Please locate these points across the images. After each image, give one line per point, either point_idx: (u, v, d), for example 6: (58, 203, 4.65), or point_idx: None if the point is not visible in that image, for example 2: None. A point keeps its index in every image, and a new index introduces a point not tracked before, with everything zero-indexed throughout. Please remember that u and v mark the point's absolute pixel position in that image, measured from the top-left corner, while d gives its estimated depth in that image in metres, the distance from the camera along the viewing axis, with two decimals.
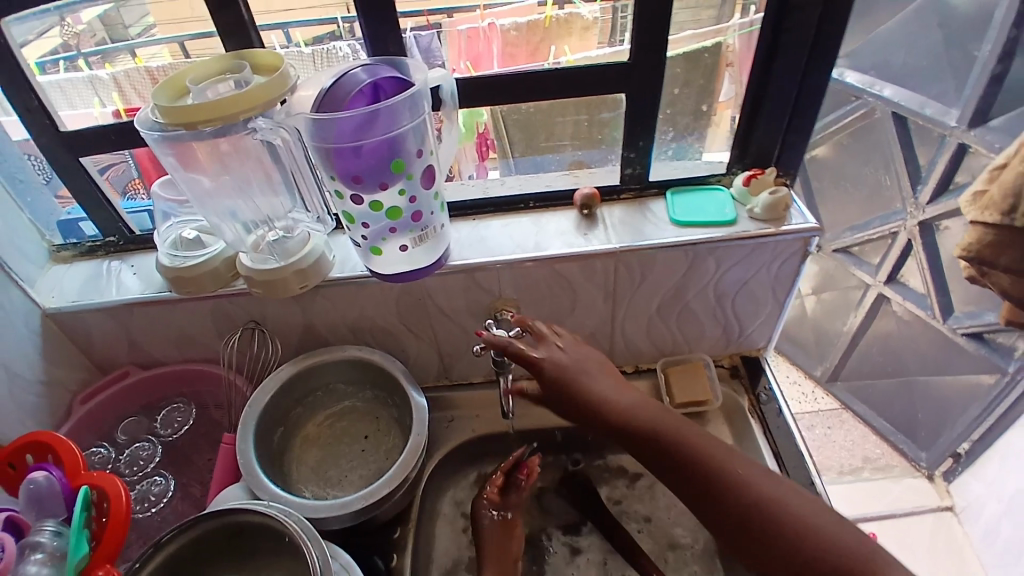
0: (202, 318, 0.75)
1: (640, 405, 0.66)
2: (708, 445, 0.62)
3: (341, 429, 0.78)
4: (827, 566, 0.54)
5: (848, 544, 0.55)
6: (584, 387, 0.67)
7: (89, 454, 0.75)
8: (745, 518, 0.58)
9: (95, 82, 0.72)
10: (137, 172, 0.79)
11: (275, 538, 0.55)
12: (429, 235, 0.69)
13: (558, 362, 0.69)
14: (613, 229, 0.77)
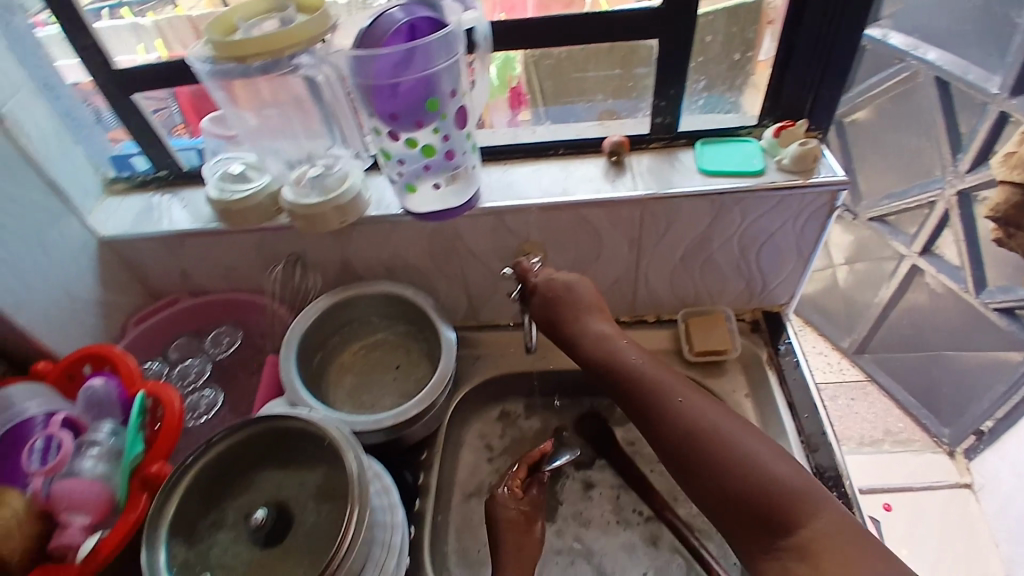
0: (247, 251, 0.79)
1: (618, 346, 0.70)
2: (667, 382, 0.65)
3: (374, 358, 0.83)
4: (769, 500, 0.54)
5: (799, 483, 0.55)
6: (569, 324, 0.72)
7: (143, 368, 0.79)
8: (696, 449, 0.60)
9: (137, 29, 0.76)
10: (180, 118, 0.84)
11: (314, 444, 0.59)
12: (460, 176, 0.72)
13: (548, 286, 0.75)
14: (641, 177, 0.78)
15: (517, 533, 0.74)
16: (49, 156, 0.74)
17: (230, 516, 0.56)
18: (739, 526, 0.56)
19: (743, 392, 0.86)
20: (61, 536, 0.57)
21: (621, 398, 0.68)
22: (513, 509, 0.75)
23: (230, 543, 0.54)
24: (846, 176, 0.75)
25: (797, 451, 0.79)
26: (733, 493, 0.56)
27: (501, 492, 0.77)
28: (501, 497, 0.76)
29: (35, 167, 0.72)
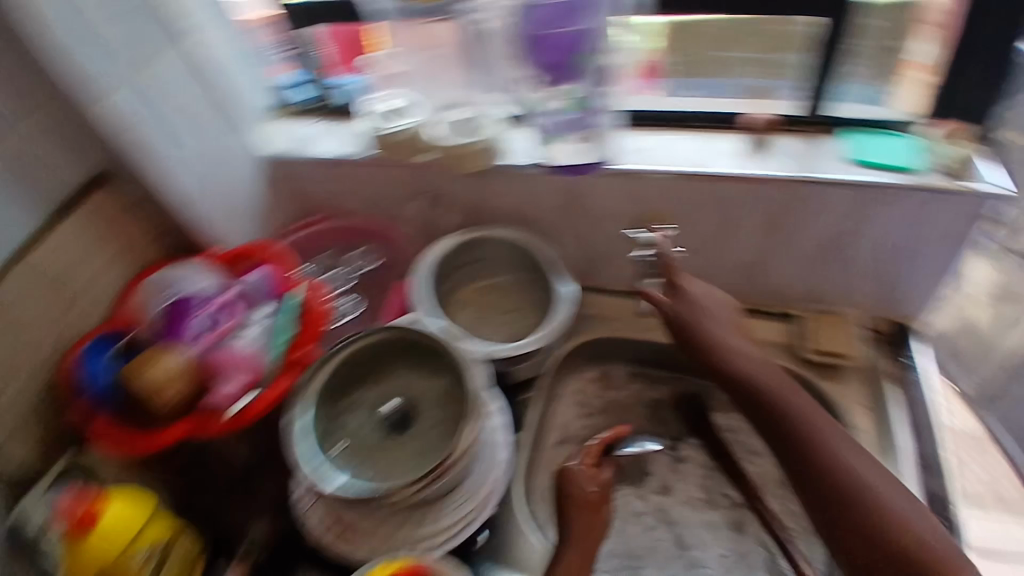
0: (392, 184, 0.84)
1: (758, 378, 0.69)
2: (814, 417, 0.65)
3: (490, 301, 0.88)
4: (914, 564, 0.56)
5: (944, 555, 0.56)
6: (713, 339, 0.72)
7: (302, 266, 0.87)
8: (845, 499, 0.60)
9: None
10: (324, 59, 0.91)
11: (439, 360, 0.65)
12: (594, 135, 0.75)
13: (690, 308, 0.74)
14: (784, 158, 0.75)
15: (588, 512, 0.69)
16: (230, 74, 0.82)
17: (365, 399, 0.66)
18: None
19: (860, 400, 0.81)
20: (217, 391, 0.67)
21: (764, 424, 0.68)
22: (589, 489, 0.70)
23: (362, 422, 0.65)
24: (1012, 187, 0.70)
25: (909, 467, 0.75)
26: (883, 552, 0.57)
27: (574, 468, 0.72)
28: (575, 474, 0.71)
29: (213, 83, 0.79)
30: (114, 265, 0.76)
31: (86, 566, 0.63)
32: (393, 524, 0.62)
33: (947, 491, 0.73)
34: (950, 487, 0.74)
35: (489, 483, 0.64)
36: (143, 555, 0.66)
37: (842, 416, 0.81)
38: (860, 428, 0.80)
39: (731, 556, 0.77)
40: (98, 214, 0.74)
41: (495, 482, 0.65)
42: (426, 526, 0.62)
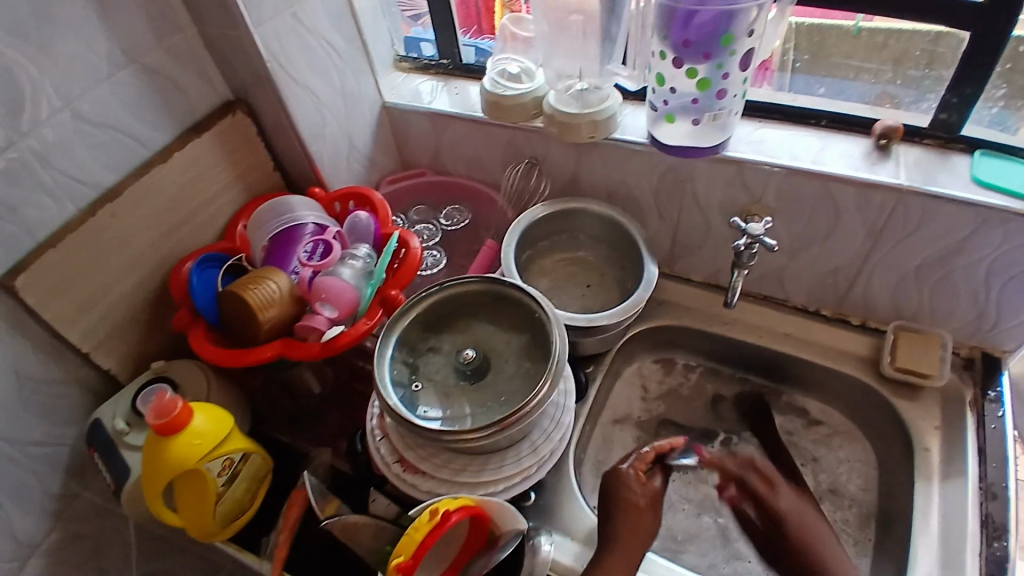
0: (497, 145, 0.88)
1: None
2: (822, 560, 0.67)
3: (570, 272, 0.89)
4: None
5: None
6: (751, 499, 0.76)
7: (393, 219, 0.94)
8: None
9: None
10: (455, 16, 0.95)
11: (524, 319, 0.68)
12: (720, 117, 0.73)
13: (801, 527, 0.71)
14: (905, 168, 0.74)
15: (633, 514, 0.68)
16: (369, 22, 0.88)
17: (447, 345, 0.68)
18: None
19: (934, 422, 0.79)
20: (312, 317, 0.68)
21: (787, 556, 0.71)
22: (636, 493, 0.69)
23: (441, 366, 0.66)
24: None
25: (973, 496, 0.73)
26: None
27: (625, 471, 0.71)
28: (625, 477, 0.71)
29: (356, 29, 0.86)
30: (231, 187, 0.82)
31: (166, 469, 0.60)
32: (454, 469, 0.63)
33: (1004, 517, 0.70)
34: (1010, 515, 0.70)
35: (552, 443, 0.66)
36: (219, 466, 0.64)
37: (911, 436, 0.79)
38: (928, 450, 0.77)
39: None
40: (224, 137, 0.78)
41: (557, 443, 0.66)
42: (485, 474, 0.63)
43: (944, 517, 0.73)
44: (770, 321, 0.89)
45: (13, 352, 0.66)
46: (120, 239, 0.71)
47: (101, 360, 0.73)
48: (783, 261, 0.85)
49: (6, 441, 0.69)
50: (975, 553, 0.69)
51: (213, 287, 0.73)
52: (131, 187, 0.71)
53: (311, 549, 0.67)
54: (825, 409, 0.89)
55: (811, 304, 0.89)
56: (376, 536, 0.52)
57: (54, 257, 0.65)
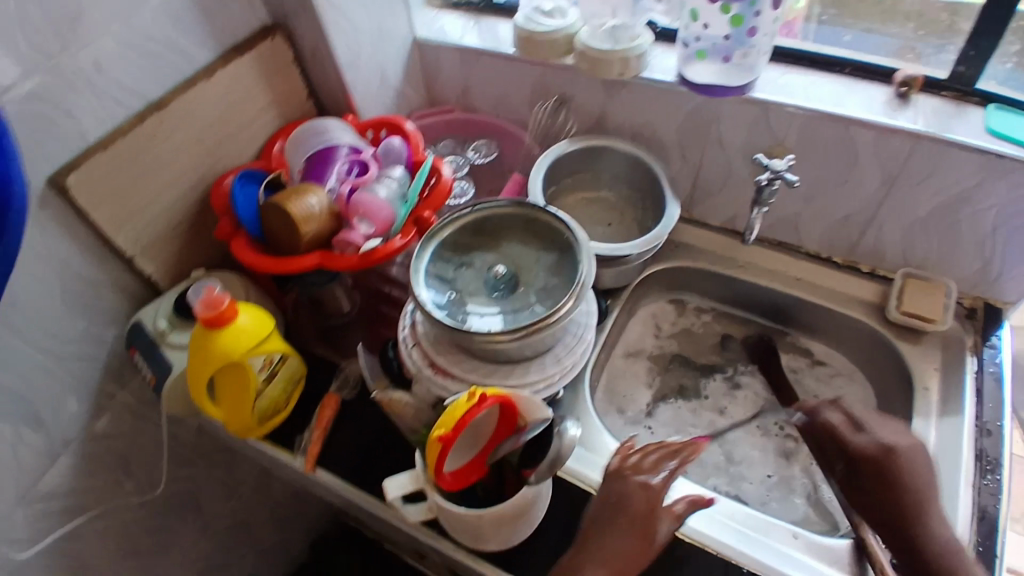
0: (527, 82, 0.90)
1: (939, 530, 0.62)
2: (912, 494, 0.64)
3: (590, 211, 0.92)
4: None
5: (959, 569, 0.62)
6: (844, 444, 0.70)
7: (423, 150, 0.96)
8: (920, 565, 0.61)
9: None
10: None
11: (552, 241, 0.71)
12: (750, 56, 0.77)
13: (891, 463, 0.66)
14: (922, 114, 0.77)
15: (642, 535, 0.59)
16: None
17: (478, 262, 0.70)
18: None
19: (933, 365, 0.83)
20: (349, 232, 0.71)
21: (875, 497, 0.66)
22: (653, 515, 0.60)
23: (473, 279, 0.69)
24: None
25: (968, 432, 0.76)
26: None
27: (648, 483, 0.62)
28: (647, 489, 0.62)
29: None
30: (268, 112, 0.83)
31: (213, 360, 0.63)
32: (482, 373, 0.67)
33: (999, 453, 0.74)
34: (1005, 452, 0.74)
35: (574, 356, 0.69)
36: (261, 363, 0.67)
37: (911, 375, 0.83)
38: (927, 389, 0.81)
39: (775, 477, 0.81)
40: (266, 59, 0.80)
41: (578, 358, 0.70)
42: (512, 379, 0.67)
43: (938, 450, 0.77)
44: (782, 265, 0.92)
45: (60, 251, 0.68)
46: (166, 149, 0.73)
47: (143, 266, 0.75)
48: (799, 206, 0.88)
49: (51, 338, 0.71)
50: (971, 484, 0.72)
51: (254, 201, 0.75)
52: (176, 100, 0.72)
53: (343, 446, 0.71)
54: (829, 352, 0.93)
55: (823, 252, 0.92)
56: (416, 416, 0.59)
57: (105, 160, 0.67)
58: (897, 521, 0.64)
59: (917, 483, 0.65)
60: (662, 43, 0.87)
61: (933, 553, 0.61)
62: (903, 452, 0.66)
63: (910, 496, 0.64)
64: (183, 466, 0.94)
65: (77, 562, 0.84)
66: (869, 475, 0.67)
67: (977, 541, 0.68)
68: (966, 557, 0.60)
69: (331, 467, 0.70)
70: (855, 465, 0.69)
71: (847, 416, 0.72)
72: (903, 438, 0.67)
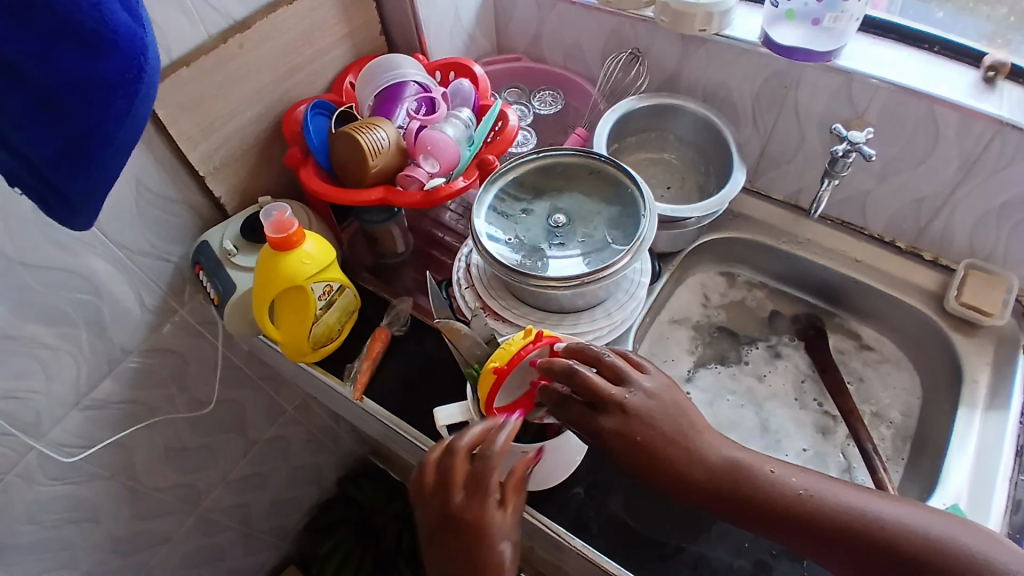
0: (601, 34, 0.89)
1: (717, 453, 0.56)
2: (613, 428, 0.55)
3: (649, 172, 0.91)
4: (738, 490, 0.55)
5: (727, 469, 0.56)
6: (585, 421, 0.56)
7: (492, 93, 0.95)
8: (735, 493, 0.55)
9: None
10: None
11: (611, 196, 0.71)
12: (841, 21, 0.74)
13: (633, 422, 0.55)
14: (1009, 100, 0.73)
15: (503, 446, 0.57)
16: None
17: (539, 209, 0.70)
18: (751, 516, 0.55)
19: (985, 359, 0.80)
20: (414, 169, 0.71)
21: (634, 463, 0.55)
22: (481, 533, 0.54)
23: (533, 225, 0.69)
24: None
25: (1015, 429, 0.74)
26: (755, 502, 0.55)
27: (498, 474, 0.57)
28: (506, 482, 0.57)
29: None
30: (342, 44, 0.83)
31: (277, 280, 0.65)
32: (534, 319, 0.68)
33: None
34: None
35: (625, 312, 0.69)
36: (321, 290, 0.68)
37: (961, 368, 0.81)
38: (977, 382, 0.79)
39: (810, 452, 0.82)
40: None
41: (629, 313, 0.70)
42: (563, 328, 0.68)
43: (980, 445, 0.75)
44: (841, 244, 0.91)
45: (138, 163, 0.70)
46: (245, 72, 0.74)
47: (214, 187, 0.77)
48: (870, 186, 0.85)
49: (124, 248, 0.74)
50: (1015, 475, 0.71)
51: (325, 133, 0.77)
52: (259, 23, 0.73)
53: (390, 378, 0.73)
54: (879, 337, 0.91)
55: (887, 235, 0.89)
56: (470, 349, 0.64)
57: (187, 77, 0.69)
58: (678, 472, 0.55)
59: (671, 426, 0.56)
60: (746, 4, 0.84)
61: (722, 475, 0.55)
62: (646, 411, 0.56)
63: (661, 449, 0.55)
64: (230, 386, 0.97)
65: (125, 465, 0.89)
66: (618, 451, 0.55)
67: (1010, 532, 0.67)
68: (743, 456, 0.57)
69: (379, 397, 0.72)
70: (599, 442, 0.56)
71: (587, 391, 0.55)
72: (655, 391, 0.57)
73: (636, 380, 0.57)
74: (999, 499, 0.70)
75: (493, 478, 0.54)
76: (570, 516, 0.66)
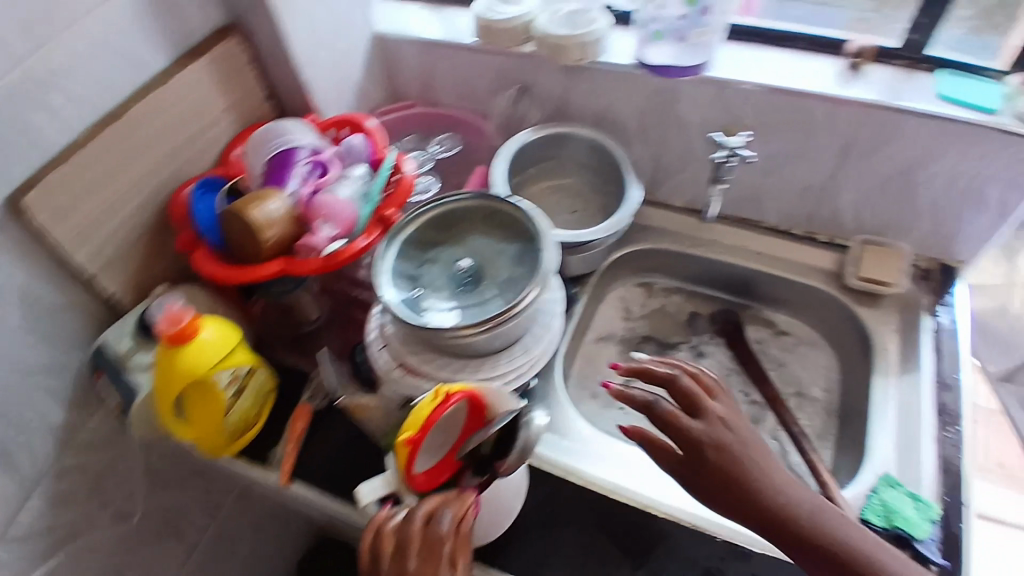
0: (488, 71, 0.90)
1: (794, 490, 0.57)
2: (707, 440, 0.59)
3: (555, 199, 0.93)
4: (798, 523, 0.55)
5: (793, 505, 0.56)
6: (682, 428, 0.60)
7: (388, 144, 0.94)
8: (793, 527, 0.55)
9: None
10: None
11: (513, 234, 0.72)
12: (704, 35, 0.79)
13: (722, 440, 0.59)
14: (877, 83, 0.78)
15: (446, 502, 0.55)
16: None
17: (443, 258, 0.71)
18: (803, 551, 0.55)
19: (890, 327, 0.85)
20: (312, 236, 0.69)
21: (713, 475, 0.57)
22: None
23: (437, 275, 0.69)
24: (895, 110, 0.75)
25: (931, 390, 0.78)
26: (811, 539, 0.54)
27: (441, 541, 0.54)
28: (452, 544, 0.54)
29: None
30: (226, 117, 0.82)
31: (177, 379, 0.62)
32: (452, 369, 0.67)
33: (958, 404, 0.77)
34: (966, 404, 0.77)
35: (543, 345, 0.70)
36: (228, 377, 0.66)
37: (871, 339, 0.85)
38: (886, 350, 0.83)
39: None
40: (222, 62, 0.79)
41: (547, 345, 0.70)
42: (482, 373, 0.67)
43: (900, 411, 0.79)
44: (745, 239, 0.94)
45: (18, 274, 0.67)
46: (123, 164, 0.71)
47: (106, 284, 0.74)
48: (757, 182, 0.89)
49: (16, 365, 0.69)
50: (934, 436, 0.75)
51: (215, 211, 0.74)
52: (132, 112, 0.71)
53: (316, 454, 0.71)
54: (794, 321, 0.95)
55: (782, 225, 0.94)
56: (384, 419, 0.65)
57: (59, 179, 0.66)
58: (755, 491, 0.56)
59: (756, 456, 0.58)
60: (619, 28, 0.88)
61: (797, 508, 0.56)
62: (735, 427, 0.60)
63: (740, 469, 0.57)
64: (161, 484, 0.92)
65: None
66: (703, 460, 0.58)
67: (944, 493, 0.70)
68: (818, 499, 0.57)
69: (311, 476, 0.69)
70: (689, 451, 0.59)
71: (689, 399, 0.62)
72: (730, 412, 0.61)
73: (726, 400, 0.63)
74: (928, 461, 0.73)
75: (440, 539, 0.54)
76: (527, 561, 0.65)
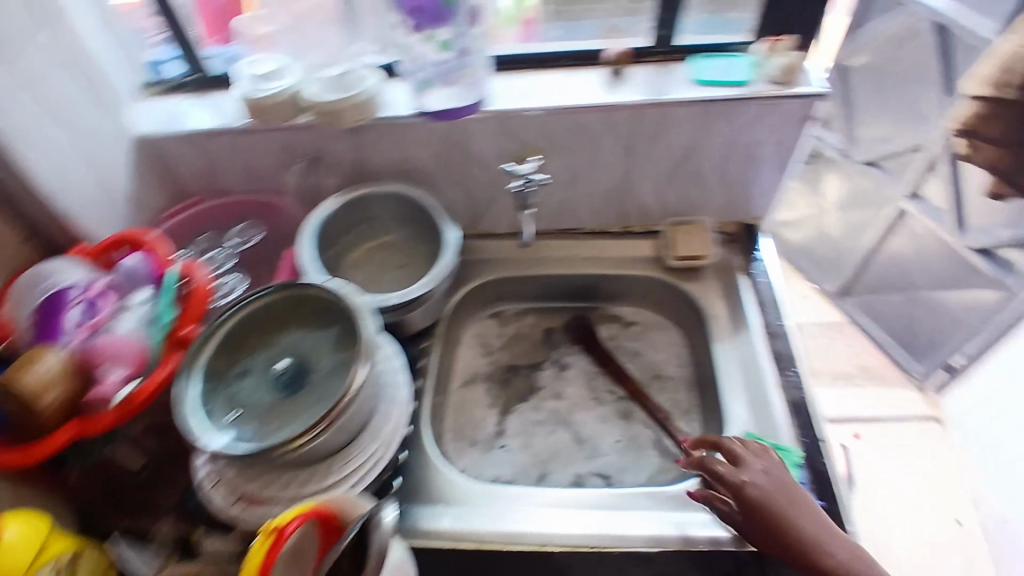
0: (274, 148, 0.86)
1: (821, 528, 0.62)
2: (756, 489, 0.65)
3: (380, 259, 0.91)
4: (811, 549, 0.60)
5: (812, 537, 0.61)
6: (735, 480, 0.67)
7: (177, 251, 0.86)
8: (804, 553, 0.60)
9: None
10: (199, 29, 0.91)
11: (331, 317, 0.69)
12: (464, 78, 0.80)
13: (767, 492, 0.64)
14: (637, 87, 0.83)
15: None
16: (102, 56, 0.82)
17: (259, 368, 0.66)
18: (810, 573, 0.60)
19: (715, 294, 0.92)
20: (100, 386, 0.62)
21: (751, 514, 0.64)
22: None
23: (258, 387, 0.65)
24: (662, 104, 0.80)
25: (762, 342, 0.85)
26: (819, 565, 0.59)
27: None
28: None
29: (87, 69, 0.79)
30: None
31: None
32: (299, 482, 0.62)
33: (789, 348, 0.84)
34: (794, 345, 0.85)
35: (391, 422, 0.67)
36: None
37: (703, 309, 0.91)
38: (717, 316, 0.90)
39: (624, 441, 0.87)
40: None
41: (396, 421, 0.67)
42: (333, 476, 0.63)
43: (743, 369, 0.85)
44: (572, 248, 0.97)
45: None
46: None
47: None
48: (567, 193, 0.92)
49: None
50: (776, 383, 0.82)
51: None
52: None
53: None
54: (638, 309, 1.00)
55: (600, 227, 0.97)
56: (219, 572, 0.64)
57: None
58: (785, 527, 0.62)
59: (800, 505, 0.63)
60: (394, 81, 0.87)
61: (812, 536, 0.61)
62: (775, 479, 0.65)
63: (782, 513, 0.63)
64: None
65: None
66: (747, 502, 0.64)
67: (801, 434, 0.77)
68: (845, 540, 0.61)
69: None
70: (738, 501, 0.65)
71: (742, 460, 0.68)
72: (769, 466, 0.67)
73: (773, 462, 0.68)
74: (779, 409, 0.79)
75: None
76: None
